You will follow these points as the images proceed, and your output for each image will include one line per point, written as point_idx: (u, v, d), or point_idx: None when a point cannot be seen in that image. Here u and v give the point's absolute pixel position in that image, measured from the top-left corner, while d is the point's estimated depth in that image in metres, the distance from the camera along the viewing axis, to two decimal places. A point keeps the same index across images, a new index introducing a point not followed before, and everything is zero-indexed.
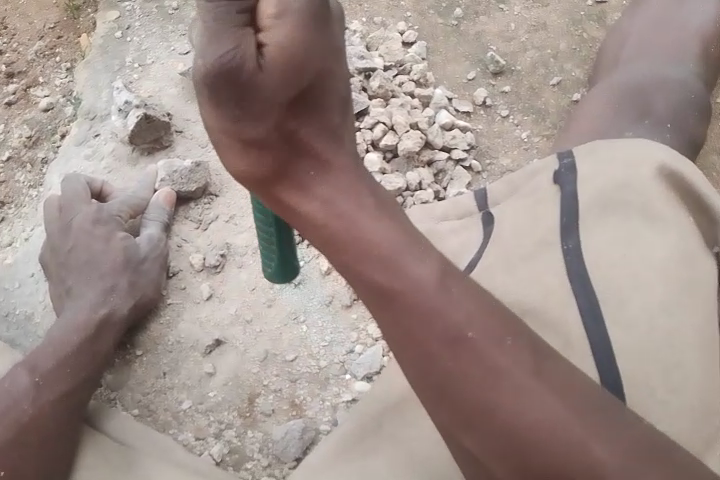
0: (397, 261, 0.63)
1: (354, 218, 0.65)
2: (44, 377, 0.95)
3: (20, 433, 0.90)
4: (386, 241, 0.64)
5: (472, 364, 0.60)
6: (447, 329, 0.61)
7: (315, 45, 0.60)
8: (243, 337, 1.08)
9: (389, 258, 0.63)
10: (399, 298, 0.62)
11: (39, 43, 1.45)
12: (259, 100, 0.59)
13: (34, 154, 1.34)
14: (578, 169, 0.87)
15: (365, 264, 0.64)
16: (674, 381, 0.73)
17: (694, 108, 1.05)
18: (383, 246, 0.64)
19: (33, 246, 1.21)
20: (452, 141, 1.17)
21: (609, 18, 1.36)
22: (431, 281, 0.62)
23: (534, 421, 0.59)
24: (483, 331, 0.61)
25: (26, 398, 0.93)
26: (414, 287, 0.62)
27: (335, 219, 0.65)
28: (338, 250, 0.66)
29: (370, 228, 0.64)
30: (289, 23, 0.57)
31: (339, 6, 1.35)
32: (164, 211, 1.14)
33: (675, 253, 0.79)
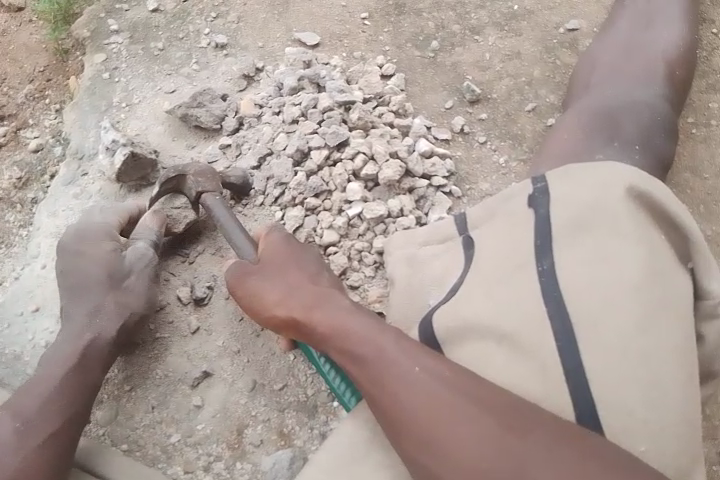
0: (359, 331, 0.81)
1: (332, 314, 0.84)
2: (22, 422, 0.96)
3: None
4: (356, 325, 0.81)
5: (437, 408, 0.73)
6: (410, 377, 0.76)
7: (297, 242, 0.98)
8: (231, 368, 1.09)
9: (354, 334, 0.81)
10: (370, 367, 0.78)
11: (28, 86, 1.49)
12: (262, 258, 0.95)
13: (24, 194, 1.36)
14: (552, 192, 0.90)
15: (348, 343, 0.80)
16: (645, 398, 0.75)
17: (660, 130, 1.09)
18: (356, 329, 0.81)
19: (23, 285, 1.22)
20: (432, 168, 1.20)
21: (580, 44, 1.40)
22: (391, 347, 0.78)
23: (481, 455, 0.70)
24: (432, 373, 0.76)
25: (11, 447, 0.93)
26: (376, 351, 0.78)
27: (316, 310, 0.85)
28: (329, 340, 0.82)
29: (338, 311, 0.84)
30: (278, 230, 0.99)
31: (320, 42, 1.39)
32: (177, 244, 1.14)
33: (647, 271, 0.80)
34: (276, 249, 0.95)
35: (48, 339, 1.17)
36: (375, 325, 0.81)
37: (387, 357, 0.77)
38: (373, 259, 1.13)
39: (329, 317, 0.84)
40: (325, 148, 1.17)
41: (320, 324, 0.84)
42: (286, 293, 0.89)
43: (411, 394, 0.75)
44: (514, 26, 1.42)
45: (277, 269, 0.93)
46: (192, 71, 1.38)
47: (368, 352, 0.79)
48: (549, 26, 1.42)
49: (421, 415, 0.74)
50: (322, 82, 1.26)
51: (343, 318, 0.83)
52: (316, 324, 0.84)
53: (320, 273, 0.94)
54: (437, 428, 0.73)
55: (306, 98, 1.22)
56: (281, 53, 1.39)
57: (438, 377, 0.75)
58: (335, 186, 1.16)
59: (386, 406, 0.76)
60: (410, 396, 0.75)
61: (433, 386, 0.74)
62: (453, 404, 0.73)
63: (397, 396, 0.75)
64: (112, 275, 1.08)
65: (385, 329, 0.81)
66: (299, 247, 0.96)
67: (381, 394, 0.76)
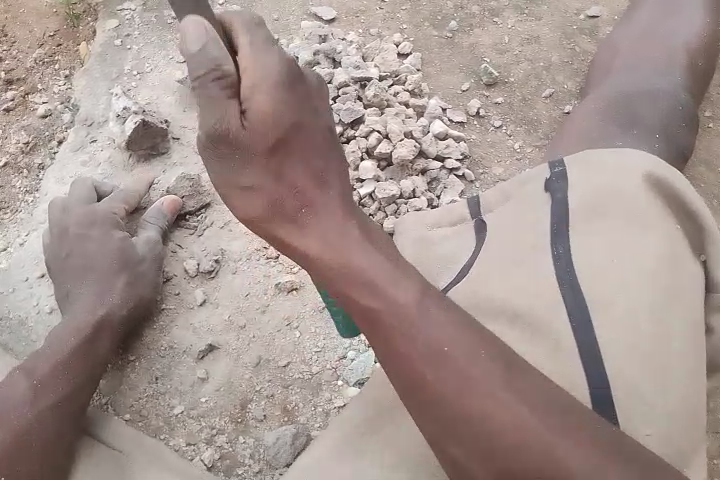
0: (376, 281, 0.66)
1: (341, 251, 0.67)
2: (41, 381, 0.96)
3: (17, 437, 0.90)
4: (373, 268, 0.66)
5: (469, 383, 0.62)
6: (442, 344, 0.63)
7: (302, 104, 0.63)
8: (236, 342, 1.09)
9: (367, 280, 0.66)
10: (386, 322, 0.65)
11: (38, 51, 1.44)
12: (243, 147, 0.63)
13: (31, 160, 1.33)
14: (569, 176, 0.89)
15: (362, 295, 0.66)
16: (656, 382, 0.73)
17: (681, 119, 1.07)
18: (375, 273, 0.66)
19: (29, 251, 1.22)
20: (445, 150, 1.19)
21: (600, 32, 1.38)
22: (413, 301, 0.65)
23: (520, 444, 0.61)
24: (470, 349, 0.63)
25: (24, 402, 0.93)
26: (393, 305, 0.65)
27: (318, 245, 0.67)
28: (338, 289, 0.67)
29: (360, 257, 0.67)
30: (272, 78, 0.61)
31: (336, 18, 1.37)
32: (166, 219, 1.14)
33: (663, 258, 0.79)
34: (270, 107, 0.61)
35: (53, 306, 1.16)
36: (395, 270, 0.67)
37: (415, 323, 0.64)
38: None
39: (346, 262, 0.67)
40: (339, 124, 1.16)
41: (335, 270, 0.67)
42: (277, 211, 0.66)
43: (442, 359, 0.63)
44: (533, 10, 1.40)
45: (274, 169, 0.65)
46: None
47: (389, 305, 0.65)
48: (569, 12, 1.40)
49: (451, 389, 0.62)
50: (338, 58, 1.25)
51: (359, 256, 0.67)
52: (324, 265, 0.67)
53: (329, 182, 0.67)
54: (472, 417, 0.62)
55: (322, 73, 1.21)
56: (296, 27, 1.36)
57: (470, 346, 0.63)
58: (348, 163, 1.15)
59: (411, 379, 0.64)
60: (440, 367, 0.63)
61: (464, 357, 0.63)
62: (486, 384, 0.62)
63: (425, 372, 0.63)
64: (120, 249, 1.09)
65: (405, 277, 0.66)
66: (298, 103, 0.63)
67: (397, 353, 0.64)
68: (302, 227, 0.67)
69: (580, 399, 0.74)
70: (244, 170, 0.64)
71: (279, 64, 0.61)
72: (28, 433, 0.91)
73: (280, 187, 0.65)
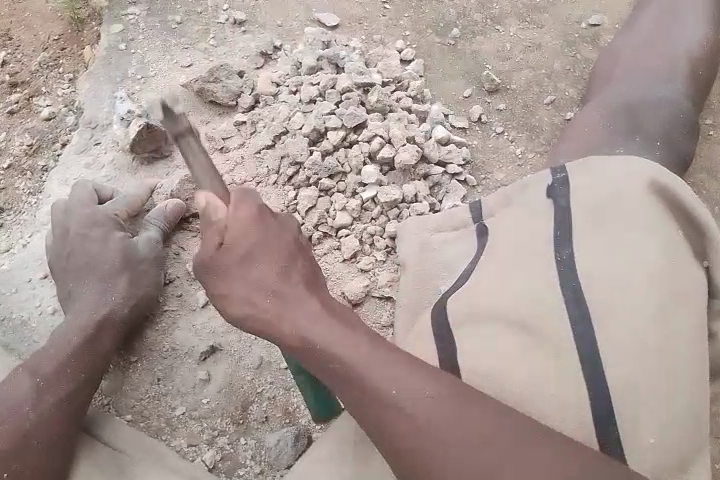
0: (335, 343, 0.77)
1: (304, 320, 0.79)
2: (45, 379, 0.96)
3: (21, 437, 0.91)
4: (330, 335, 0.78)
5: (424, 430, 0.72)
6: (386, 384, 0.74)
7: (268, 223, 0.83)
8: (238, 344, 1.09)
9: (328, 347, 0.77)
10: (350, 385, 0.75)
11: (43, 54, 1.46)
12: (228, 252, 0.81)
13: (35, 162, 1.34)
14: (572, 182, 0.90)
15: (313, 341, 0.78)
16: (657, 389, 0.74)
17: (682, 126, 1.08)
18: (330, 341, 0.77)
19: (32, 252, 1.22)
20: (448, 155, 1.19)
21: (601, 40, 1.39)
22: (365, 355, 0.76)
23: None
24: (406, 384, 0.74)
25: (28, 402, 0.94)
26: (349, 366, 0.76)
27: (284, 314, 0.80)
28: (291, 339, 0.79)
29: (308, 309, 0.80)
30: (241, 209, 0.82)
31: (339, 24, 1.38)
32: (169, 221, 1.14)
33: (666, 266, 0.80)
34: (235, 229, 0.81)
35: (56, 308, 1.17)
36: (346, 328, 0.79)
37: (358, 362, 0.76)
38: (384, 244, 1.13)
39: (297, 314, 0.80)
40: (342, 129, 1.16)
41: (289, 323, 0.80)
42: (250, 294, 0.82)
43: (396, 411, 0.73)
44: (535, 18, 1.41)
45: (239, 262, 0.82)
46: (209, 46, 1.37)
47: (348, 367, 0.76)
48: (570, 20, 1.41)
49: (412, 440, 0.72)
50: (341, 63, 1.25)
51: (317, 325, 0.79)
52: (281, 320, 0.80)
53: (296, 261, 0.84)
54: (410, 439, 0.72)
55: (324, 78, 1.21)
56: (300, 32, 1.37)
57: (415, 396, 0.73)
58: (350, 167, 1.15)
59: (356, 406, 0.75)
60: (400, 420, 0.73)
61: (411, 405, 0.73)
62: (437, 430, 0.71)
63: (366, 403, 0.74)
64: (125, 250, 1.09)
65: (355, 334, 0.78)
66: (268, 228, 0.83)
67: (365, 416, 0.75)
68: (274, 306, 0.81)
69: (582, 403, 0.74)
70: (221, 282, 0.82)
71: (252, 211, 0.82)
72: (31, 432, 0.92)
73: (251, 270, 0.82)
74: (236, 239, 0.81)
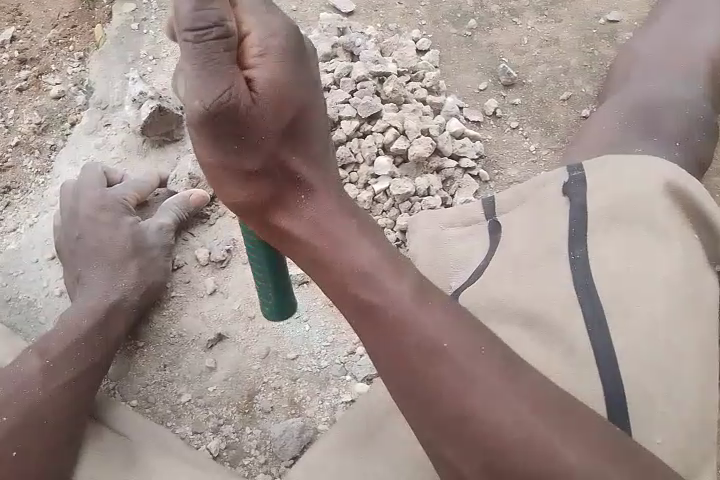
0: (383, 284, 0.71)
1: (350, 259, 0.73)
2: (54, 361, 0.96)
3: (28, 417, 0.91)
4: (380, 274, 0.72)
5: (467, 379, 0.66)
6: (435, 334, 0.68)
7: (302, 67, 0.68)
8: (245, 333, 1.08)
9: (373, 285, 0.71)
10: (392, 327, 0.69)
11: (52, 32, 1.42)
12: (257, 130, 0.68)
13: (43, 140, 1.32)
14: (588, 182, 0.88)
15: (359, 286, 0.72)
16: (672, 394, 0.74)
17: (701, 129, 1.07)
18: (378, 274, 0.72)
19: (40, 233, 1.21)
20: (462, 149, 1.18)
21: (620, 37, 1.37)
22: (415, 302, 0.70)
23: (516, 436, 0.64)
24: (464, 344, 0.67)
25: (36, 382, 0.94)
26: (398, 309, 0.70)
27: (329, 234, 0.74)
28: (343, 282, 0.73)
29: (365, 254, 0.73)
30: (272, 61, 0.66)
31: (355, 11, 1.36)
32: (184, 207, 1.13)
33: (680, 270, 0.79)
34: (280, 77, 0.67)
35: (62, 289, 1.17)
36: (398, 272, 0.72)
37: (405, 309, 0.70)
38: (395, 238, 1.12)
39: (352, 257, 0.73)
40: (356, 119, 1.15)
41: (336, 264, 0.74)
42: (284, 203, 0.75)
43: (447, 360, 0.67)
44: (553, 12, 1.39)
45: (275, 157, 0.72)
46: None
47: (392, 307, 0.70)
48: (589, 15, 1.39)
49: (451, 389, 0.66)
50: (356, 51, 1.24)
51: (369, 263, 0.73)
52: (310, 245, 0.75)
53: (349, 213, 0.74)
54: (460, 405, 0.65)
55: (339, 66, 1.19)
56: (314, 18, 1.35)
57: (471, 349, 0.67)
58: (363, 158, 1.14)
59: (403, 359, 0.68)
60: (448, 371, 0.66)
61: (460, 353, 0.67)
62: (483, 382, 0.65)
63: (417, 357, 0.67)
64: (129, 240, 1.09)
65: (406, 280, 0.72)
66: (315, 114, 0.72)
67: (403, 357, 0.68)
68: (327, 226, 0.74)
69: (595, 406, 0.74)
70: (248, 155, 0.70)
71: (276, 59, 0.66)
72: (39, 413, 0.92)
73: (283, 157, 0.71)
74: (295, 101, 0.69)
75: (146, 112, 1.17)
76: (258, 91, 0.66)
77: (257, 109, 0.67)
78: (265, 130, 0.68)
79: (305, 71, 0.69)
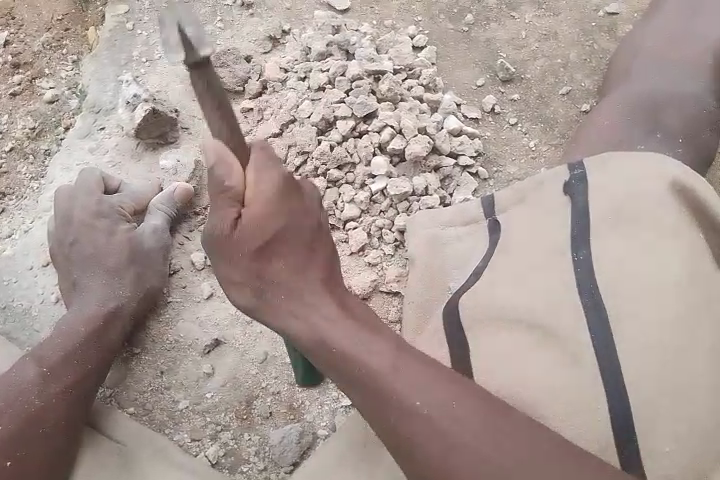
0: (360, 350, 0.73)
1: (321, 310, 0.76)
2: (50, 368, 0.95)
3: (24, 423, 0.90)
4: (351, 335, 0.74)
5: (442, 437, 0.68)
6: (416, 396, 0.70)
7: (290, 195, 0.76)
8: (242, 337, 1.07)
9: (347, 346, 0.74)
10: (368, 381, 0.71)
11: (45, 35, 1.40)
12: (237, 241, 0.76)
13: (37, 146, 1.31)
14: (590, 181, 0.86)
15: (340, 357, 0.73)
16: (676, 400, 0.71)
17: (703, 124, 1.05)
18: (351, 338, 0.74)
19: (34, 239, 1.20)
20: (460, 147, 1.17)
21: (619, 29, 1.34)
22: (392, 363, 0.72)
23: None
24: (445, 391, 0.70)
25: (31, 389, 0.93)
26: (372, 370, 0.71)
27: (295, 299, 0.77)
28: (320, 343, 0.75)
29: (324, 307, 0.76)
30: (265, 180, 0.75)
31: (350, 7, 1.34)
32: (173, 202, 1.12)
33: (687, 268, 0.76)
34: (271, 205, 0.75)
35: (57, 296, 1.16)
36: (371, 335, 0.74)
37: (382, 371, 0.71)
38: (393, 238, 1.11)
39: (313, 313, 0.76)
40: (352, 119, 1.13)
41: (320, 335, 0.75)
42: (270, 290, 0.78)
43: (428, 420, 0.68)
44: (552, 4, 1.36)
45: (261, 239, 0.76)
46: (216, 29, 1.33)
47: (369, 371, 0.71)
48: (588, 7, 1.36)
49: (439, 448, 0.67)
50: (351, 50, 1.22)
51: (339, 327, 0.75)
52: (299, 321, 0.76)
53: (318, 238, 0.79)
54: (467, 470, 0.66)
55: (334, 65, 1.18)
56: (309, 16, 1.33)
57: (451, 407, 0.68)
58: (360, 158, 1.13)
59: (388, 429, 0.71)
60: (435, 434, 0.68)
61: (443, 413, 0.68)
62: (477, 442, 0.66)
63: (404, 420, 0.69)
64: (126, 247, 1.08)
65: (382, 341, 0.74)
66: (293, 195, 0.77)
67: (388, 419, 0.70)
68: (301, 295, 0.77)
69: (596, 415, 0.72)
70: (238, 270, 0.78)
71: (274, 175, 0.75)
72: (35, 422, 0.90)
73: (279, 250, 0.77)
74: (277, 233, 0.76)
75: (141, 117, 1.15)
76: (244, 224, 0.75)
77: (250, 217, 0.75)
78: (247, 244, 0.76)
79: (293, 196, 0.77)
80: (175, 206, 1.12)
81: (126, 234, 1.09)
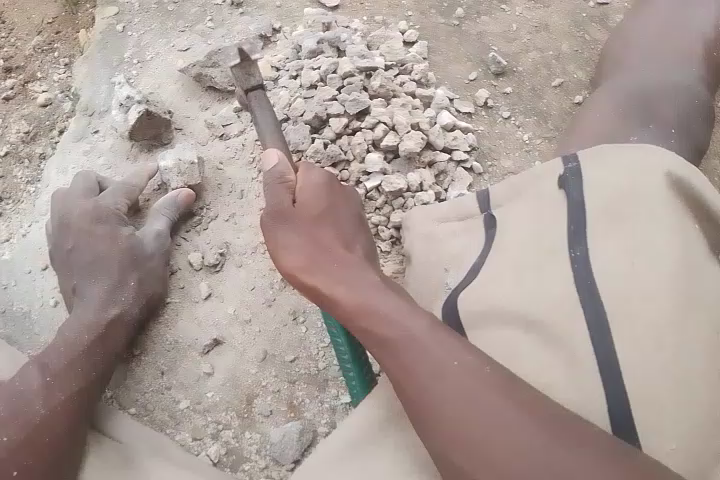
0: (398, 321, 0.77)
1: (359, 289, 0.81)
2: (54, 375, 0.96)
3: (32, 432, 0.90)
4: (390, 305, 0.79)
5: (463, 402, 0.71)
6: (443, 365, 0.73)
7: (334, 192, 0.91)
8: (241, 336, 1.08)
9: (383, 316, 0.78)
10: (402, 348, 0.76)
11: (37, 38, 1.41)
12: (287, 218, 0.87)
13: (32, 149, 1.31)
14: (584, 175, 0.86)
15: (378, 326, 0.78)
16: (675, 392, 0.71)
17: (696, 113, 1.05)
18: (390, 310, 0.79)
19: (31, 243, 1.20)
20: (453, 141, 1.17)
21: (610, 20, 1.35)
22: (427, 328, 0.76)
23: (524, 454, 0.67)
24: (476, 361, 0.74)
25: (38, 397, 0.93)
26: (405, 335, 0.76)
27: (335, 280, 0.82)
28: (359, 316, 0.80)
29: (364, 284, 0.82)
30: (316, 171, 0.91)
31: (340, 4, 1.34)
32: (176, 207, 1.12)
33: (682, 261, 0.76)
34: (318, 198, 0.88)
35: (56, 300, 1.16)
36: (407, 306, 0.79)
37: (416, 341, 0.75)
38: (389, 234, 1.11)
39: (353, 289, 0.81)
40: (345, 116, 1.13)
41: (358, 311, 0.80)
42: (314, 266, 0.84)
43: (454, 388, 0.72)
44: None
45: (313, 219, 0.87)
46: (207, 28, 1.33)
47: (403, 338, 0.76)
48: None
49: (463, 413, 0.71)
50: (342, 47, 1.22)
51: (379, 300, 0.80)
52: (338, 296, 0.81)
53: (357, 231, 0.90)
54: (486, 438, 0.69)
55: (325, 63, 1.18)
56: (299, 14, 1.33)
57: (478, 373, 0.72)
58: (354, 155, 1.13)
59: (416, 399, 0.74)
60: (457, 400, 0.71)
61: (470, 381, 0.72)
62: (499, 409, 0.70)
63: (432, 384, 0.73)
64: (124, 250, 1.07)
65: (416, 312, 0.78)
66: (337, 192, 0.91)
67: (418, 387, 0.74)
68: (341, 274, 0.83)
69: (597, 413, 0.73)
70: (286, 239, 0.87)
71: (322, 175, 0.91)
72: (40, 430, 0.90)
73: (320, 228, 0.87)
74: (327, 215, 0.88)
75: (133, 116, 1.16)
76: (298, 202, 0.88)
77: (301, 204, 0.88)
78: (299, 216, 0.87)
79: (337, 192, 0.91)
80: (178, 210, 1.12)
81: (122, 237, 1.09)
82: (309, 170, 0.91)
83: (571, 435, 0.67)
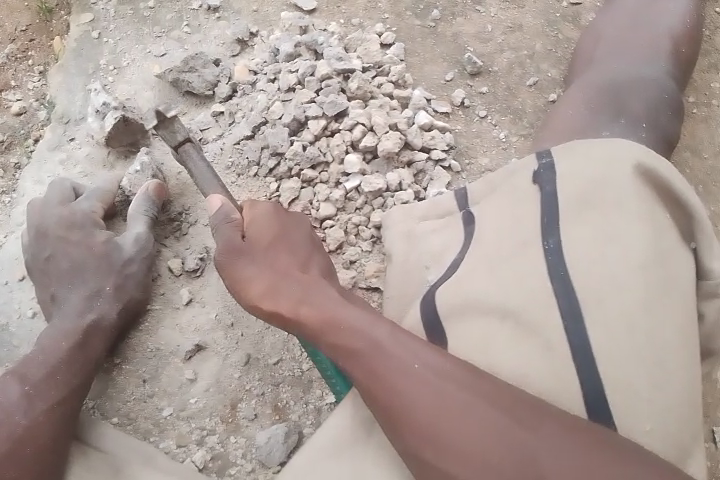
0: (362, 334, 0.78)
1: (323, 305, 0.82)
2: (34, 386, 0.95)
3: (14, 444, 0.89)
4: (354, 319, 0.79)
5: (436, 403, 0.72)
6: (413, 371, 0.74)
7: (284, 218, 0.91)
8: (224, 341, 1.07)
9: (348, 328, 0.79)
10: (371, 360, 0.76)
11: (10, 47, 1.40)
12: (242, 252, 0.87)
13: (7, 159, 1.30)
14: (557, 168, 0.86)
15: (345, 340, 0.78)
16: (647, 379, 0.73)
17: (666, 107, 1.07)
18: (354, 323, 0.79)
19: (8, 253, 1.19)
20: (431, 141, 1.18)
21: (582, 19, 1.37)
22: (389, 335, 0.77)
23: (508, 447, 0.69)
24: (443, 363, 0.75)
25: (18, 409, 0.92)
26: (371, 346, 0.77)
27: (299, 300, 0.82)
28: (326, 333, 0.80)
29: (328, 300, 0.82)
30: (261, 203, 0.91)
31: (317, 7, 1.34)
32: (151, 202, 1.11)
33: (652, 252, 0.78)
34: (268, 225, 0.89)
35: (34, 310, 1.14)
36: (369, 316, 0.80)
37: (380, 352, 0.76)
38: (370, 234, 1.12)
39: (317, 306, 0.82)
40: (323, 118, 1.13)
41: (324, 330, 0.80)
42: (276, 290, 0.84)
43: (427, 392, 0.73)
44: None
45: (268, 246, 0.87)
46: (183, 34, 1.33)
47: (368, 352, 0.77)
48: None
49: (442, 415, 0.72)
50: (320, 49, 1.22)
51: (343, 313, 0.80)
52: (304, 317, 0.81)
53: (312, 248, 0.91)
54: (468, 438, 0.70)
55: (303, 65, 1.17)
56: (276, 17, 1.33)
57: (449, 374, 0.74)
58: (332, 157, 1.13)
59: (391, 409, 0.74)
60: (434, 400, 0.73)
61: (442, 383, 0.73)
62: (475, 407, 0.71)
63: (405, 391, 0.74)
64: (103, 259, 1.07)
65: (378, 321, 0.79)
66: (287, 217, 0.91)
67: (390, 398, 0.74)
68: (304, 292, 0.83)
69: (574, 404, 0.74)
70: (245, 271, 0.86)
71: (268, 204, 0.91)
72: (21, 442, 0.90)
73: (276, 253, 0.87)
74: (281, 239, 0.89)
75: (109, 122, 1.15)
76: (248, 236, 0.88)
77: (251, 238, 0.88)
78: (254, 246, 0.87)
79: (287, 218, 0.91)
80: (154, 206, 1.11)
81: (100, 245, 1.07)
82: (254, 204, 0.91)
83: (550, 425, 0.69)
